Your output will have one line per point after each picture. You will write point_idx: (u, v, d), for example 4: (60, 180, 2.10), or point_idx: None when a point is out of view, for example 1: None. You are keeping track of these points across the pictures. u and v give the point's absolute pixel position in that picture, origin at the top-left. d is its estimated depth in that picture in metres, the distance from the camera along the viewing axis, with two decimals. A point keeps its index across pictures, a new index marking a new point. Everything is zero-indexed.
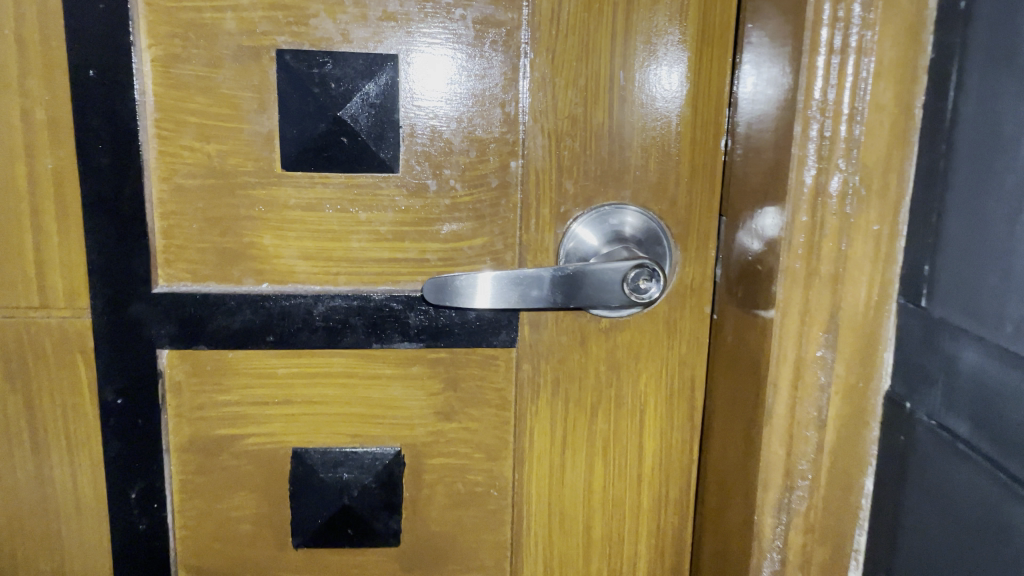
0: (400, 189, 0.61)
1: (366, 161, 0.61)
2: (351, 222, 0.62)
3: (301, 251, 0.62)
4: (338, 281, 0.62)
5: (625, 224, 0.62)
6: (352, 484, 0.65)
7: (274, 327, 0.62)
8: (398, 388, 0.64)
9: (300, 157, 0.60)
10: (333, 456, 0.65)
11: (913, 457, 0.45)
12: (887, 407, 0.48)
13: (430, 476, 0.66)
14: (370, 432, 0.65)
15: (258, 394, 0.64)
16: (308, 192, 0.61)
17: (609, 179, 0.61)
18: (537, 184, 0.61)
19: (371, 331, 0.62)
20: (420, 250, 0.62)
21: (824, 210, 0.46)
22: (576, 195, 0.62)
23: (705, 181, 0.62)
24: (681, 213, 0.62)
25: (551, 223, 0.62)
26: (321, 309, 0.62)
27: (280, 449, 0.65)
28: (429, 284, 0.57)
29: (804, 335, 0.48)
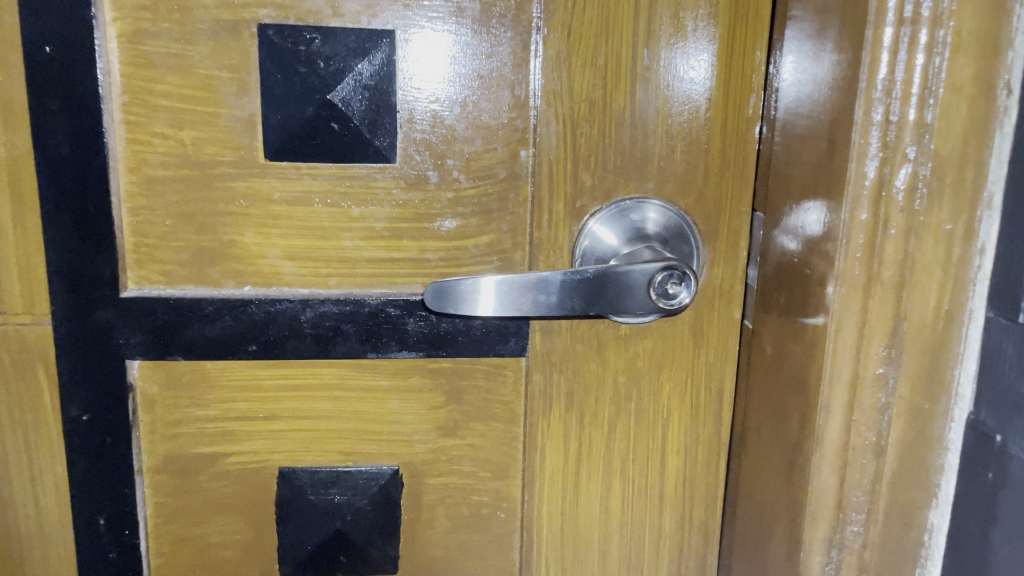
0: (398, 181, 0.55)
1: (359, 149, 0.54)
2: (343, 217, 0.55)
3: (287, 250, 0.55)
4: (328, 284, 0.56)
5: (648, 220, 0.55)
6: (345, 507, 0.59)
7: (257, 335, 0.55)
8: (395, 402, 0.58)
9: (285, 144, 0.54)
10: (324, 476, 0.59)
11: (1006, 499, 0.40)
12: (968, 438, 0.42)
13: (430, 497, 0.60)
14: (365, 450, 0.59)
15: (240, 408, 0.57)
16: (295, 184, 0.54)
17: (631, 169, 0.55)
18: (550, 176, 0.55)
19: (366, 339, 0.56)
20: (420, 249, 0.56)
21: (889, 205, 0.40)
22: (594, 187, 0.55)
23: (736, 172, 0.56)
24: (710, 208, 0.56)
25: (565, 219, 0.56)
26: (310, 315, 0.55)
27: (265, 468, 0.59)
28: (430, 291, 0.51)
29: (863, 349, 0.42)
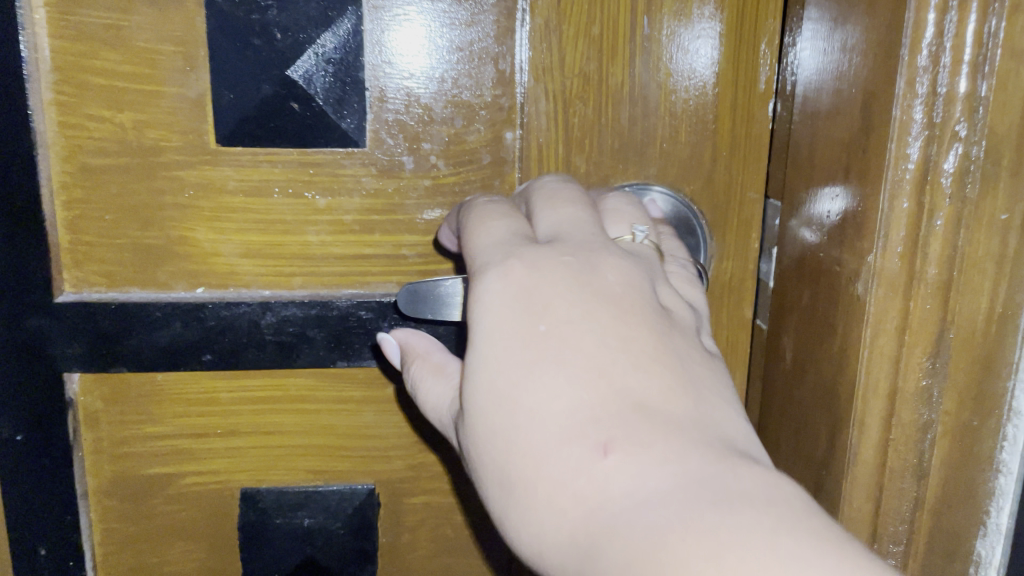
0: (368, 168, 0.49)
1: (324, 132, 0.48)
2: (306, 209, 0.49)
3: (244, 247, 0.49)
4: (292, 284, 0.50)
5: None
6: (315, 530, 0.53)
7: (212, 343, 0.49)
8: (370, 414, 0.52)
9: (239, 128, 0.47)
10: (291, 498, 0.53)
11: None
12: None
13: (411, 519, 0.54)
14: (337, 468, 0.53)
15: (196, 424, 0.51)
16: (252, 173, 0.48)
17: (630, 153, 0.49)
18: (540, 161, 0.49)
19: (335, 346, 0.50)
20: (394, 244, 0.50)
21: (935, 192, 0.35)
22: (589, 173, 0.49)
23: (747, 155, 0.50)
24: (717, 195, 0.50)
25: None
26: (270, 319, 0.49)
27: (224, 490, 0.53)
28: (401, 292, 0.45)
29: (903, 359, 0.36)
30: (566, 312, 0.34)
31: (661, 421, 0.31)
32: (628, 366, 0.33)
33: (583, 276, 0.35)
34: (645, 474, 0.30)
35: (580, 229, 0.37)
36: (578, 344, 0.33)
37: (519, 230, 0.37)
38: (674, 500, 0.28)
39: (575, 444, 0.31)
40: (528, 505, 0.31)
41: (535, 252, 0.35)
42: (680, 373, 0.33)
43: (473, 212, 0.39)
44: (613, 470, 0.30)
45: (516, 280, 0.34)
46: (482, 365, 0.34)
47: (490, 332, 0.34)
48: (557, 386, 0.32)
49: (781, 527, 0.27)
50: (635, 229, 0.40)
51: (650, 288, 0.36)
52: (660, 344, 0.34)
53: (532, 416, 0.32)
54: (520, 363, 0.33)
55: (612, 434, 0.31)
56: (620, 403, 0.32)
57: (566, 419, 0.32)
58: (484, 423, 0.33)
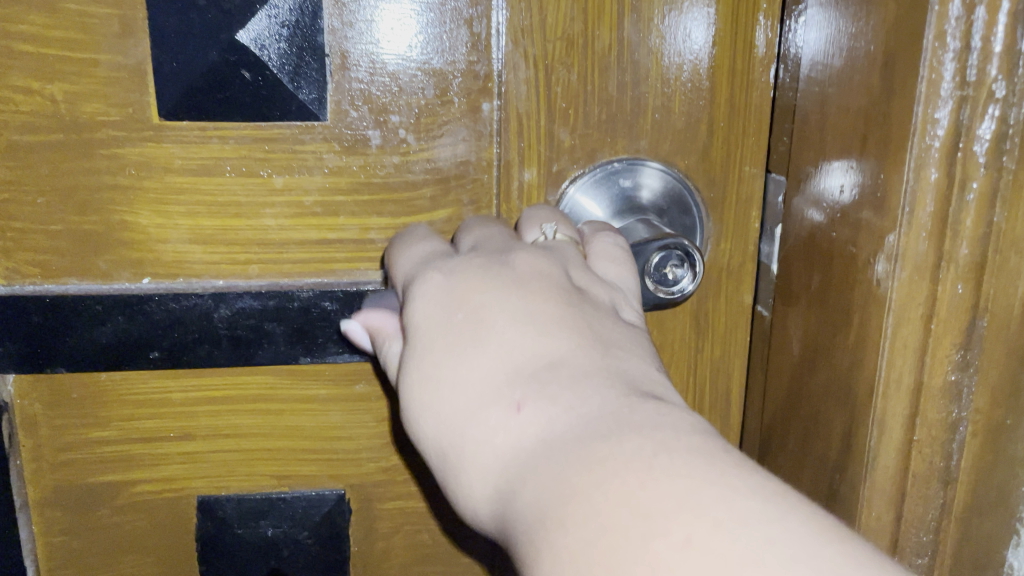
0: (331, 143, 0.44)
1: (280, 104, 0.43)
2: (263, 190, 0.44)
3: (194, 233, 0.44)
4: (249, 273, 0.45)
5: (642, 186, 0.45)
6: (279, 541, 0.49)
7: (159, 340, 0.44)
8: (338, 413, 0.48)
9: (184, 100, 0.42)
10: (253, 506, 0.48)
11: None
12: None
13: (385, 526, 0.50)
14: (303, 472, 0.49)
15: (147, 427, 0.47)
16: (200, 150, 0.43)
17: (619, 124, 0.45)
18: (521, 133, 0.44)
19: (297, 341, 0.45)
20: (361, 227, 0.46)
21: (966, 161, 0.31)
22: (574, 147, 0.45)
23: (746, 126, 0.45)
24: (714, 170, 0.46)
25: (540, 187, 0.45)
26: (225, 312, 0.44)
27: (180, 498, 0.48)
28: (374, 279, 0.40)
29: (930, 351, 0.33)
30: (479, 293, 0.33)
31: (572, 372, 0.30)
32: (541, 330, 0.32)
33: (495, 266, 0.35)
34: (554, 420, 0.28)
35: (494, 239, 0.38)
36: (490, 319, 0.32)
37: (435, 252, 0.38)
38: (569, 441, 0.27)
39: (492, 405, 0.30)
40: (461, 471, 0.31)
41: (454, 264, 0.35)
42: (597, 334, 0.32)
43: (400, 253, 0.40)
44: (524, 423, 0.29)
45: (432, 285, 0.35)
46: (412, 360, 0.33)
47: (418, 326, 0.34)
48: (476, 359, 0.32)
49: (671, 449, 0.26)
50: (546, 228, 0.39)
51: (564, 269, 0.36)
52: (574, 309, 0.33)
53: (453, 388, 0.31)
54: (440, 347, 0.33)
55: (527, 391, 0.30)
56: (532, 364, 0.31)
57: (485, 385, 0.31)
58: (416, 401, 0.33)
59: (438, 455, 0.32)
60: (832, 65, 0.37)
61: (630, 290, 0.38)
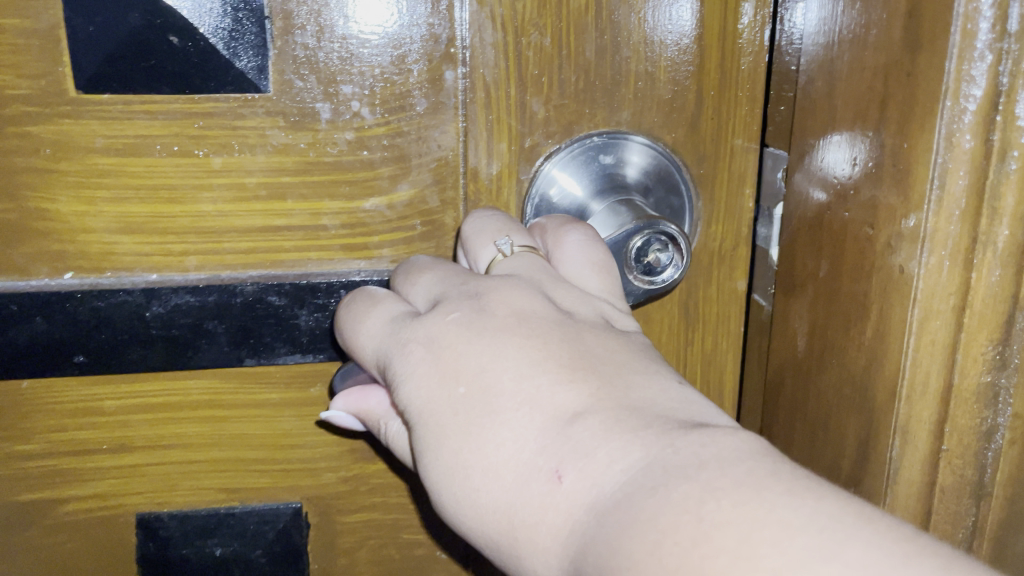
0: (275, 118, 0.39)
1: (215, 74, 0.38)
2: (199, 171, 0.39)
3: (123, 221, 0.39)
4: (186, 265, 0.40)
5: (624, 161, 0.41)
6: (230, 560, 0.44)
7: (85, 343, 0.39)
8: (292, 419, 0.43)
9: (103, 70, 0.37)
10: (199, 523, 0.44)
11: None
12: None
13: (347, 540, 0.46)
14: (255, 484, 0.44)
15: (77, 439, 0.42)
16: (125, 127, 0.38)
17: (598, 93, 0.40)
18: (489, 106, 0.40)
19: (240, 342, 0.40)
20: (312, 212, 0.41)
21: (1005, 125, 0.27)
22: (549, 120, 0.40)
23: (739, 94, 0.41)
24: (704, 144, 0.41)
25: (511, 164, 0.40)
26: (158, 310, 0.39)
27: (117, 516, 0.43)
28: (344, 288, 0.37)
29: (963, 349, 0.30)
30: (473, 361, 0.31)
31: (598, 422, 0.27)
32: (550, 384, 0.29)
33: (477, 317, 0.32)
34: (598, 486, 0.26)
35: (454, 286, 0.34)
36: (495, 386, 0.30)
37: (394, 317, 0.34)
38: (617, 511, 0.24)
39: (532, 481, 0.28)
40: (518, 558, 0.28)
41: (427, 326, 0.32)
42: (607, 368, 0.30)
43: (346, 326, 0.35)
44: (571, 496, 0.26)
45: (419, 360, 0.32)
46: (429, 450, 0.31)
47: (423, 413, 0.31)
48: (497, 435, 0.29)
49: (717, 494, 0.23)
50: (501, 243, 0.35)
51: (544, 297, 0.33)
52: (575, 347, 0.31)
53: (484, 473, 0.29)
54: (455, 428, 0.30)
55: (559, 457, 0.27)
56: (552, 425, 0.28)
57: (516, 462, 0.28)
58: (448, 493, 0.30)
59: (492, 544, 0.29)
60: (837, 22, 0.32)
61: (620, 301, 0.35)
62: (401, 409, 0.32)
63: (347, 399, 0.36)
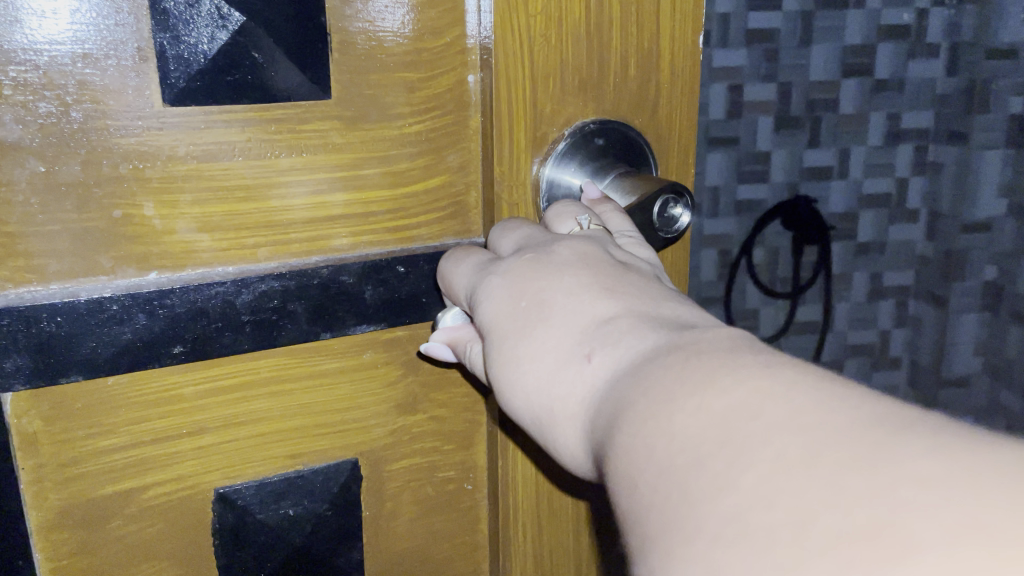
0: (332, 120, 0.45)
1: (288, 84, 0.43)
2: (269, 170, 0.44)
3: (203, 220, 0.44)
4: (258, 256, 0.45)
5: (613, 143, 0.51)
6: (299, 518, 0.50)
7: (182, 333, 0.43)
8: (348, 385, 0.49)
9: (191, 84, 0.41)
10: (272, 489, 0.49)
11: None
12: None
13: (394, 485, 0.53)
14: (316, 447, 0.50)
15: (156, 428, 0.45)
16: (205, 134, 0.43)
17: (589, 90, 0.50)
18: (510, 102, 0.48)
19: (318, 318, 0.46)
20: (364, 202, 0.47)
21: None
22: (554, 112, 0.49)
23: (685, 86, 0.53)
24: (662, 126, 0.53)
25: (527, 150, 0.49)
26: (246, 298, 0.44)
27: (194, 495, 0.47)
28: (445, 263, 0.46)
29: None
30: (537, 283, 0.40)
31: (623, 323, 0.35)
32: (586, 297, 0.38)
33: (544, 257, 0.41)
34: (617, 362, 0.34)
35: (535, 237, 0.43)
36: (545, 299, 0.39)
37: (482, 263, 0.44)
38: (632, 370, 0.32)
39: (568, 364, 0.36)
40: (554, 426, 0.37)
41: (509, 265, 0.42)
42: (640, 292, 0.38)
43: (450, 277, 0.45)
44: (596, 371, 0.35)
45: (498, 284, 0.41)
46: (493, 347, 0.40)
47: (492, 323, 0.40)
48: (543, 333, 0.38)
49: (750, 377, 0.28)
50: (580, 220, 0.44)
51: (606, 250, 0.42)
52: (615, 278, 0.39)
53: (531, 361, 0.38)
54: (512, 330, 0.39)
55: (590, 345, 0.36)
56: (586, 324, 0.37)
57: (556, 351, 0.37)
58: (505, 380, 0.39)
59: (532, 418, 0.38)
60: None
61: (659, 267, 0.43)
62: (480, 321, 0.42)
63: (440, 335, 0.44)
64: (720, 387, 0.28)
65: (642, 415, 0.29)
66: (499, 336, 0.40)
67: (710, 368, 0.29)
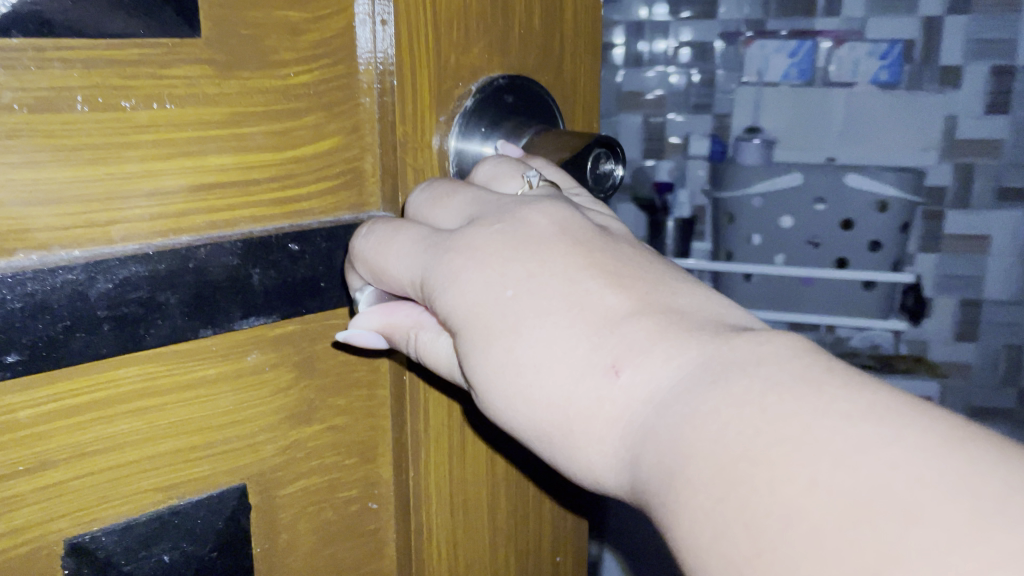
0: (202, 66, 0.37)
1: (145, 15, 0.35)
2: (124, 126, 0.35)
3: (42, 192, 0.34)
4: (113, 237, 0.36)
5: (523, 99, 0.46)
6: (176, 564, 0.40)
7: (19, 338, 0.32)
8: (230, 395, 0.41)
9: (21, 9, 0.31)
10: (141, 532, 0.39)
11: None
12: None
13: (289, 512, 0.44)
14: (195, 475, 0.40)
15: None
16: (41, 78, 0.33)
17: (495, 41, 0.44)
18: (412, 50, 0.42)
19: (196, 311, 0.37)
20: (244, 167, 0.39)
21: None
22: (459, 65, 0.43)
23: (587, 43, 0.49)
24: (568, 86, 0.49)
25: (432, 108, 0.43)
26: (104, 287, 0.34)
27: (39, 551, 0.36)
28: (367, 244, 0.39)
29: None
30: (519, 270, 0.35)
31: (646, 329, 0.32)
32: (593, 288, 0.34)
33: (519, 230, 0.36)
34: (654, 377, 0.31)
35: (485, 202, 0.38)
36: (540, 292, 0.34)
37: (424, 237, 0.38)
38: (684, 392, 0.29)
39: (586, 375, 0.32)
40: (573, 448, 0.33)
41: (466, 239, 0.36)
42: (649, 277, 0.35)
43: (377, 255, 0.38)
44: (629, 386, 0.31)
45: (463, 266, 0.36)
46: (478, 355, 0.35)
47: (464, 314, 0.35)
48: (545, 335, 0.33)
49: (869, 433, 0.25)
50: (528, 175, 0.40)
51: (576, 209, 0.37)
52: (613, 260, 0.35)
53: (537, 372, 0.33)
54: (502, 329, 0.34)
55: (613, 352, 0.32)
56: (600, 321, 0.33)
57: (569, 362, 0.33)
58: (499, 392, 0.35)
59: (541, 435, 0.34)
60: None
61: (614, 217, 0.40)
62: (445, 316, 0.36)
63: (371, 318, 0.39)
64: (829, 414, 0.26)
65: (727, 476, 0.26)
66: (478, 333, 0.35)
67: (809, 395, 0.27)
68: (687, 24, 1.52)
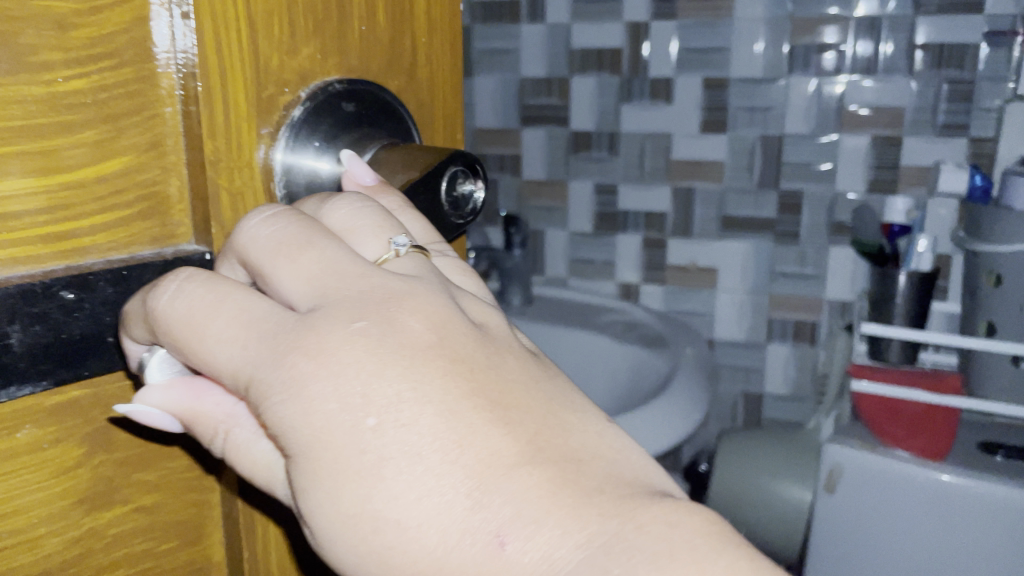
0: None
1: None
2: None
3: None
4: None
5: (366, 108, 0.39)
6: None
7: None
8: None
9: None
10: None
11: None
12: None
13: None
14: None
15: None
16: None
17: (328, 38, 0.37)
18: (219, 50, 0.33)
19: None
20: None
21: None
22: (285, 68, 0.36)
23: (442, 42, 0.43)
24: (423, 92, 0.42)
25: (252, 122, 0.35)
26: None
27: None
28: (178, 308, 0.30)
29: None
30: (387, 389, 0.30)
31: (543, 494, 0.30)
32: (479, 426, 0.30)
33: (390, 333, 0.30)
34: (549, 556, 0.29)
35: (344, 276, 0.31)
36: (411, 425, 0.29)
37: (261, 314, 0.30)
38: None
39: (465, 544, 0.29)
40: None
41: (323, 333, 0.29)
42: (538, 412, 0.32)
43: (191, 327, 0.30)
44: (518, 562, 0.29)
45: (317, 375, 0.29)
46: (324, 492, 0.29)
47: (309, 444, 0.29)
48: (419, 486, 0.29)
49: None
50: (396, 242, 0.34)
51: (454, 301, 0.34)
52: (498, 389, 0.32)
53: (399, 528, 0.29)
54: (359, 470, 0.29)
55: (500, 521, 0.29)
56: (485, 470, 0.30)
57: (444, 524, 0.29)
58: (343, 538, 0.30)
59: None
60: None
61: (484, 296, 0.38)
62: (279, 430, 0.29)
63: (168, 394, 0.32)
64: None
65: None
66: (326, 469, 0.29)
67: None
68: (928, 21, 1.03)
